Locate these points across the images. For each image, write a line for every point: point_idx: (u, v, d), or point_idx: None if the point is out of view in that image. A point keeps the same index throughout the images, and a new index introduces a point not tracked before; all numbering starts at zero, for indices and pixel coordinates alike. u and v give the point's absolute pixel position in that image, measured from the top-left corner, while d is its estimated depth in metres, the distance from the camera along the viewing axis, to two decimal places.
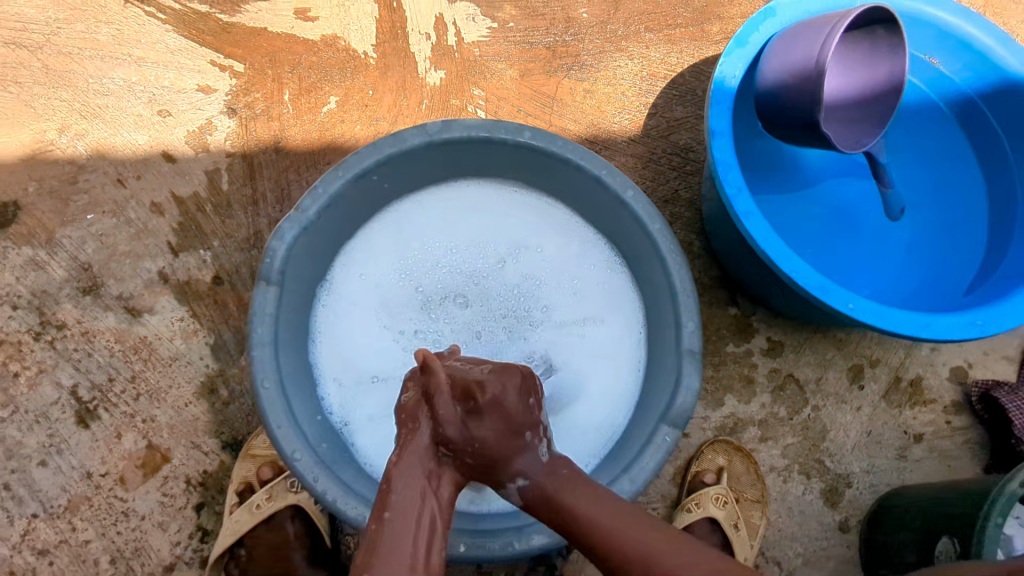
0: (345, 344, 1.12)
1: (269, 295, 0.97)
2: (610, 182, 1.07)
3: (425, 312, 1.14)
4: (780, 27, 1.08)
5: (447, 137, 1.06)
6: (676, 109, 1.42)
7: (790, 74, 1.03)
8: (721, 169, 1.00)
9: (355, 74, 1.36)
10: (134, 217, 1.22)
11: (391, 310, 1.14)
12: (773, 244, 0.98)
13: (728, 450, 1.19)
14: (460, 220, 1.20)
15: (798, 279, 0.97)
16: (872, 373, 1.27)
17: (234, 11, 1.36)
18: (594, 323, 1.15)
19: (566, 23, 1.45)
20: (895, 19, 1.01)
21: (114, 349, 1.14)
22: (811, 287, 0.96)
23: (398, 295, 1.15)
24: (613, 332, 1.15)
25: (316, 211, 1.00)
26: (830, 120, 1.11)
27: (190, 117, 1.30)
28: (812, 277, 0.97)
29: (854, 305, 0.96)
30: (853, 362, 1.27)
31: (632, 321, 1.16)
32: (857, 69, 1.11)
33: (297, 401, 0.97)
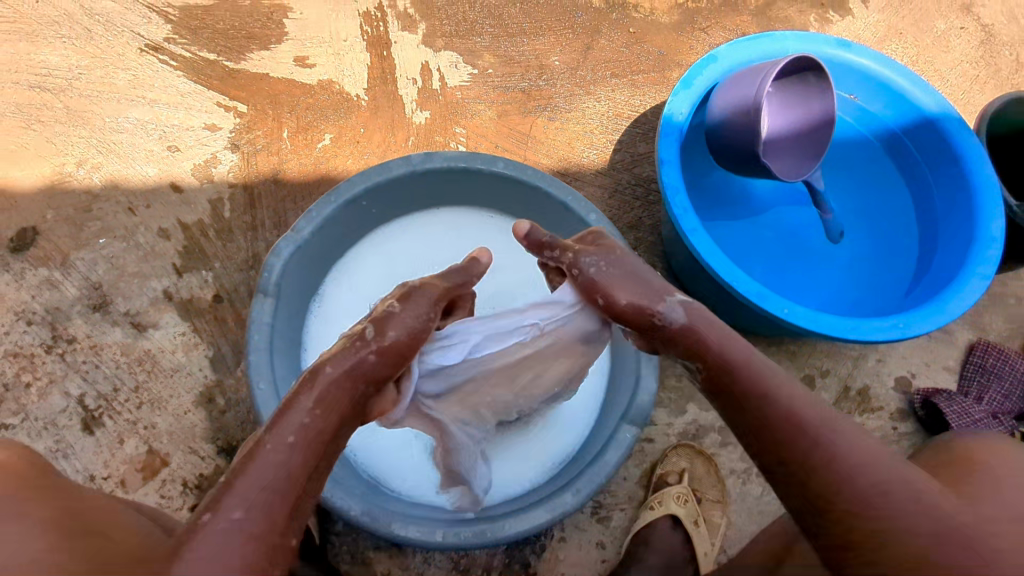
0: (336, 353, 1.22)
1: (266, 305, 1.07)
2: (575, 206, 1.20)
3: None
4: (721, 71, 1.22)
5: (430, 166, 1.19)
6: (639, 145, 1.57)
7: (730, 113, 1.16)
8: (669, 192, 1.14)
9: (348, 115, 1.50)
10: (142, 241, 1.33)
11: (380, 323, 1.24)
12: (717, 258, 1.11)
13: (691, 450, 1.28)
14: (444, 243, 1.32)
15: (739, 287, 1.09)
16: (822, 383, 1.37)
17: (239, 59, 1.51)
18: None
19: (540, 69, 1.60)
20: (821, 67, 1.15)
21: (120, 361, 1.24)
22: (751, 295, 1.08)
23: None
24: None
25: (310, 232, 1.12)
26: (773, 154, 1.24)
27: (197, 152, 1.43)
28: (751, 286, 1.09)
29: (789, 310, 1.07)
30: (806, 372, 1.38)
31: None
32: (795, 108, 1.24)
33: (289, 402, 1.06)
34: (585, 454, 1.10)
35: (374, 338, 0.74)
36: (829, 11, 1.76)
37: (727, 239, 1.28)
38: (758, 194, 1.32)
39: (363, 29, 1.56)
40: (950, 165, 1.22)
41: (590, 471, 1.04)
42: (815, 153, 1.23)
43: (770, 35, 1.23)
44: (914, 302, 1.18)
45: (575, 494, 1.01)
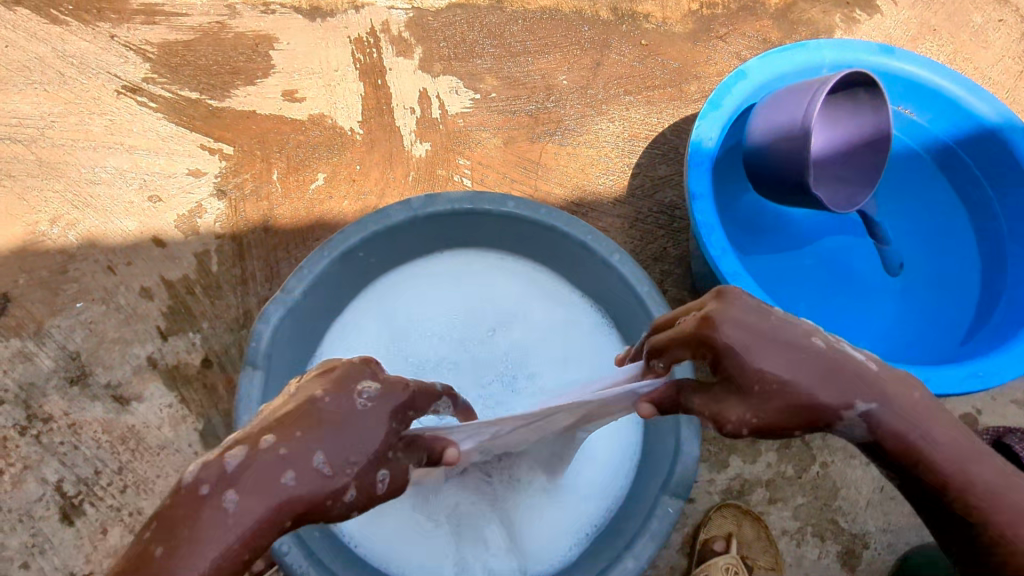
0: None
1: (255, 379, 0.96)
2: (596, 246, 1.08)
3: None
4: (752, 89, 1.10)
5: (431, 211, 1.08)
6: (659, 168, 1.44)
7: (772, 138, 1.04)
8: (703, 231, 1.01)
9: (342, 151, 1.39)
10: (123, 302, 1.22)
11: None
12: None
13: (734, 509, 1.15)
14: (449, 292, 1.20)
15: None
16: None
17: (223, 97, 1.40)
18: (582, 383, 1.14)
19: (547, 90, 1.48)
20: (875, 83, 1.02)
21: (101, 440, 1.12)
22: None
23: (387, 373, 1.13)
24: None
25: (302, 291, 1.01)
26: (820, 181, 1.11)
27: (180, 201, 1.32)
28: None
29: None
30: None
31: None
32: (843, 127, 1.11)
33: None
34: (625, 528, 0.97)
35: (355, 502, 0.54)
36: (856, 10, 1.62)
37: (766, 273, 1.15)
38: (798, 222, 1.19)
39: (356, 57, 1.45)
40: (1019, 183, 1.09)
41: (628, 555, 0.91)
42: (866, 178, 1.10)
43: (803, 45, 1.11)
44: (990, 340, 1.04)
45: None
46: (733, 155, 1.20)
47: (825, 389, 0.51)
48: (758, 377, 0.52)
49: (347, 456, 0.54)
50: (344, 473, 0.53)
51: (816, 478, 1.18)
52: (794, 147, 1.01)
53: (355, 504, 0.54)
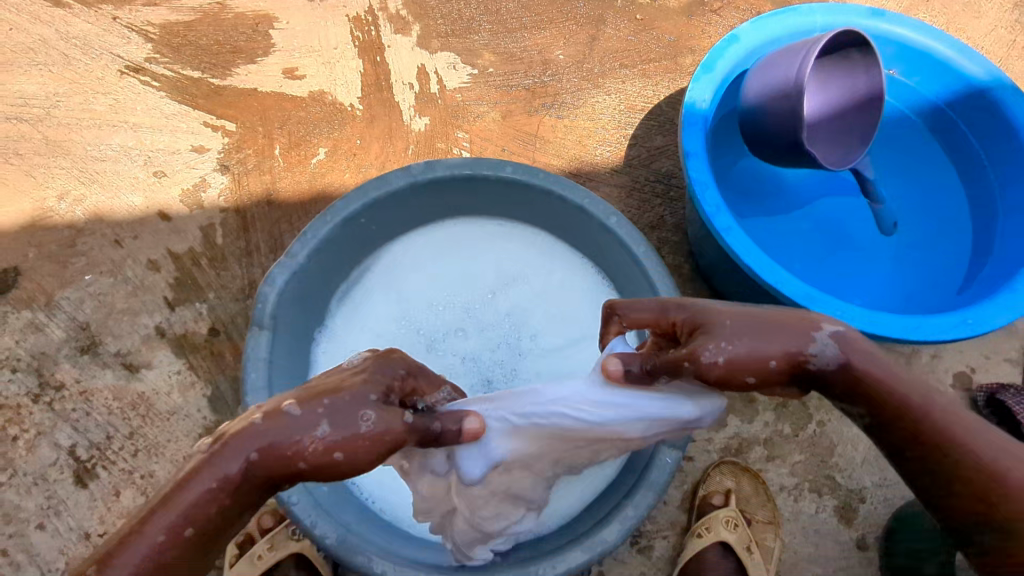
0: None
1: (262, 339, 0.99)
2: (593, 208, 1.10)
3: (424, 349, 1.15)
4: (746, 52, 1.12)
5: (431, 176, 1.10)
6: (655, 139, 1.46)
7: (766, 98, 1.06)
8: (698, 188, 1.03)
9: (342, 126, 1.41)
10: (131, 274, 1.25)
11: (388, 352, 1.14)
12: (756, 257, 1.00)
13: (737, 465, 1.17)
14: (450, 258, 1.22)
15: (783, 289, 0.98)
16: None
17: (225, 75, 1.43)
18: (583, 344, 1.16)
19: (544, 65, 1.50)
20: (867, 43, 1.04)
21: (112, 406, 1.15)
22: (796, 296, 0.97)
23: (394, 337, 1.16)
24: None
25: (306, 255, 1.03)
26: (815, 141, 1.14)
27: (184, 176, 1.34)
28: (797, 286, 0.98)
29: (843, 312, 0.96)
30: None
31: None
32: (839, 88, 1.13)
33: None
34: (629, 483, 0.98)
35: (326, 438, 0.63)
36: None
37: (761, 234, 1.18)
38: (793, 185, 1.22)
39: (355, 34, 1.47)
40: (1006, 140, 1.11)
41: (630, 503, 0.93)
42: (859, 139, 1.13)
43: (796, 8, 1.13)
44: (979, 293, 1.06)
45: (617, 530, 0.91)
46: (729, 120, 1.22)
47: (776, 329, 0.67)
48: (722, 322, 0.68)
49: (317, 401, 0.64)
50: (316, 415, 0.63)
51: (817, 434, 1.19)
52: (788, 107, 1.03)
53: (330, 446, 0.63)
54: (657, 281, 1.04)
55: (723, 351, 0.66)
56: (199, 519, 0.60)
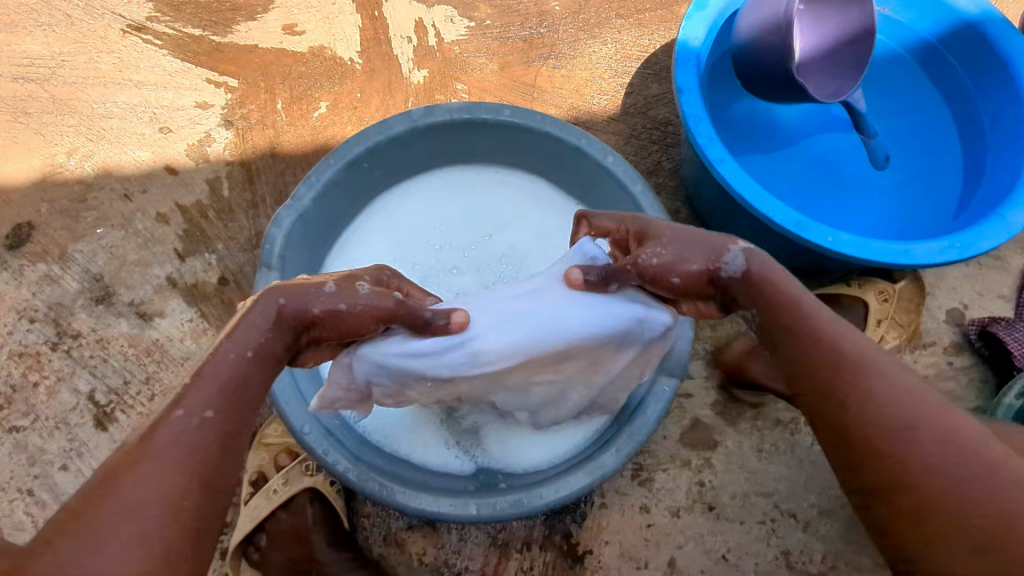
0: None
1: (271, 279, 1.01)
2: (589, 148, 1.12)
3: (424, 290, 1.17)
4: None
5: (431, 121, 1.13)
6: (651, 87, 1.45)
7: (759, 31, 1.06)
8: (691, 122, 1.04)
9: (343, 80, 1.42)
10: (141, 227, 1.27)
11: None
12: (748, 188, 1.01)
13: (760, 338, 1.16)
14: (450, 204, 1.25)
15: (776, 218, 0.99)
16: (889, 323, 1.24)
17: (226, 32, 1.44)
18: None
19: (540, 16, 1.50)
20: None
21: (128, 353, 1.18)
22: (790, 224, 0.99)
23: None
24: None
25: (311, 199, 1.06)
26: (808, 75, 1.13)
27: (189, 131, 1.36)
28: (789, 215, 1.00)
29: (834, 239, 0.98)
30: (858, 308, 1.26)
31: None
32: (832, 23, 1.14)
33: (310, 391, 1.00)
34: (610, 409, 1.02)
35: (336, 293, 0.78)
36: None
37: (756, 172, 1.19)
38: (788, 123, 1.23)
39: None
40: (994, 70, 1.11)
41: (629, 429, 0.97)
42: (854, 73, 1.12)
43: None
44: (966, 222, 1.08)
45: (616, 453, 0.95)
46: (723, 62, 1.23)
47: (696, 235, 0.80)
48: (660, 232, 0.82)
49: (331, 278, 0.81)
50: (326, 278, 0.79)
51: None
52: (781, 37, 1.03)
53: (337, 298, 0.78)
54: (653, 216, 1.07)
55: (654, 253, 0.79)
56: (259, 349, 0.73)
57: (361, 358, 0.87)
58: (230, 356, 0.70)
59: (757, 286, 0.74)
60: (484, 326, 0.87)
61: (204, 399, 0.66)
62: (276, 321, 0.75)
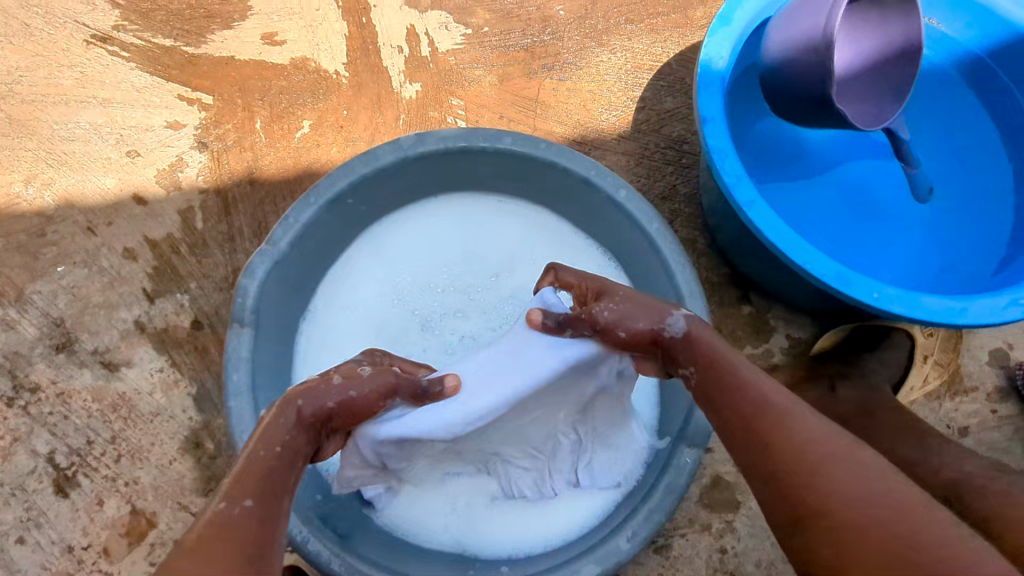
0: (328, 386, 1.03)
1: (244, 337, 0.90)
2: (600, 182, 0.99)
3: (416, 338, 1.06)
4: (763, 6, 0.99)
5: (422, 151, 1.00)
6: (665, 101, 1.31)
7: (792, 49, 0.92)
8: (717, 158, 0.90)
9: (328, 95, 1.29)
10: (106, 264, 1.16)
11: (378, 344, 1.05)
12: (782, 235, 0.88)
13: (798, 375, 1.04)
14: (446, 238, 1.12)
15: (813, 272, 0.86)
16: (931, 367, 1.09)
17: (200, 43, 1.31)
18: None
19: (544, 22, 1.36)
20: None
21: (91, 409, 1.07)
22: (829, 279, 0.86)
23: (384, 326, 1.06)
24: None
25: (288, 243, 0.94)
26: (846, 100, 1.00)
27: (160, 155, 1.24)
28: (830, 266, 0.87)
29: (881, 295, 0.85)
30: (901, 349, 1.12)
31: None
32: (872, 38, 1.00)
33: None
34: (616, 459, 0.97)
35: (342, 381, 0.76)
36: None
37: (785, 205, 1.07)
38: (821, 149, 1.10)
39: None
40: None
41: (647, 506, 0.86)
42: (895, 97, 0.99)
43: None
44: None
45: (630, 538, 0.83)
46: (747, 78, 1.09)
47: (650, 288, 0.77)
48: (617, 288, 0.79)
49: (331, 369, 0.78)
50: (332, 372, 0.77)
51: (875, 371, 1.04)
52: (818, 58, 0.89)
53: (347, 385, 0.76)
54: (672, 263, 0.95)
55: (604, 308, 0.77)
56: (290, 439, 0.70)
57: (358, 441, 0.85)
58: (261, 452, 0.67)
59: (697, 345, 0.71)
60: (471, 387, 0.85)
61: (243, 488, 0.62)
62: (296, 420, 0.71)
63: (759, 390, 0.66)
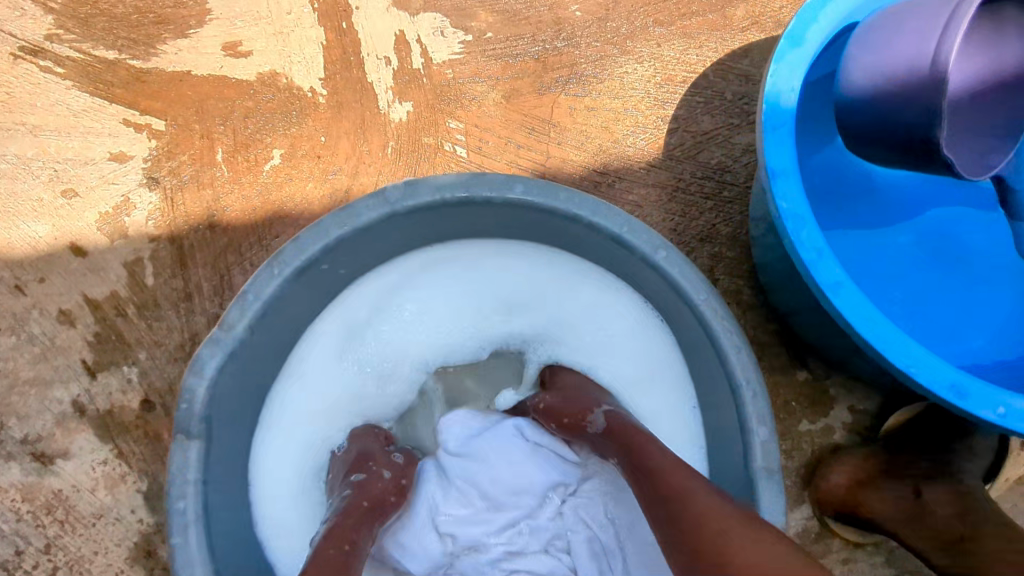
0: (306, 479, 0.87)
1: (191, 452, 0.72)
2: (635, 241, 0.79)
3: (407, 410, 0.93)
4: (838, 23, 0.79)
5: (413, 204, 0.79)
6: (701, 120, 1.11)
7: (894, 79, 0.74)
8: (790, 224, 0.73)
9: (302, 118, 1.09)
10: (38, 331, 0.97)
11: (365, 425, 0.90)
12: (879, 329, 0.70)
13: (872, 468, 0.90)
14: (441, 294, 0.93)
15: (919, 378, 0.70)
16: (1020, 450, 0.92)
17: (148, 55, 1.09)
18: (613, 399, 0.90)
19: (557, 25, 1.14)
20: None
21: (21, 511, 0.91)
22: (938, 389, 0.70)
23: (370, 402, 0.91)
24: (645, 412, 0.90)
25: (247, 326, 0.75)
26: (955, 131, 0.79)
27: (102, 194, 1.04)
28: (943, 373, 0.70)
29: (1004, 410, 0.70)
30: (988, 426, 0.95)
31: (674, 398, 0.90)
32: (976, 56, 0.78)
33: None
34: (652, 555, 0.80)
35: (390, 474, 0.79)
36: None
37: (850, 255, 0.97)
38: (895, 189, 0.99)
39: None
40: None
41: None
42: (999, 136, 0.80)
43: None
44: None
45: None
46: (817, 103, 0.93)
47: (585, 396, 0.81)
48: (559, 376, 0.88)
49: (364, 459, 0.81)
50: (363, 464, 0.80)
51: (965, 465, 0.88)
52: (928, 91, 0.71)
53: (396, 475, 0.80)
54: (724, 344, 0.76)
55: (542, 398, 0.85)
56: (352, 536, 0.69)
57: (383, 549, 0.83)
58: (330, 550, 0.66)
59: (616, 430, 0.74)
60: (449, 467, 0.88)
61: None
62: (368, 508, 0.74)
63: (659, 468, 0.67)
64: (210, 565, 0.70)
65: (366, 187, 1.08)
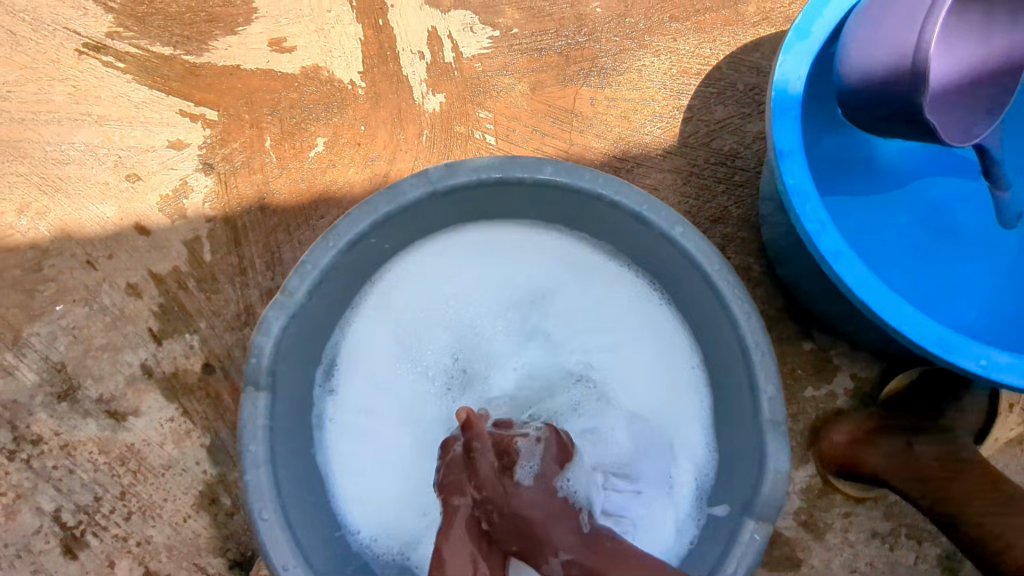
0: (352, 452, 0.95)
1: (259, 402, 0.82)
2: (654, 217, 0.87)
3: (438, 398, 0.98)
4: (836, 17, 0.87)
5: (453, 184, 0.88)
6: (715, 110, 1.19)
7: (894, 64, 0.81)
8: (795, 198, 0.81)
9: (343, 109, 1.18)
10: (108, 302, 1.07)
11: (400, 404, 0.97)
12: (876, 293, 0.79)
13: (871, 429, 0.98)
14: (469, 270, 1.01)
15: (911, 335, 0.78)
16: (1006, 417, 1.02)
17: (201, 50, 1.18)
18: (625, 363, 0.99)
19: (578, 21, 1.22)
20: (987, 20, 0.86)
21: (98, 461, 1.02)
22: (929, 345, 0.78)
23: (402, 383, 0.98)
24: (656, 376, 0.99)
25: (306, 291, 0.84)
26: (950, 112, 0.87)
27: (163, 178, 1.14)
28: (931, 330, 0.78)
29: (988, 363, 0.78)
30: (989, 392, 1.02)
31: (682, 361, 0.99)
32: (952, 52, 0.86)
33: (310, 540, 0.83)
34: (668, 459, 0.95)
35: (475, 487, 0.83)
36: None
37: (853, 230, 1.06)
38: (893, 168, 1.08)
39: None
40: None
41: None
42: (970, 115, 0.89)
43: None
44: None
45: None
46: (823, 91, 1.01)
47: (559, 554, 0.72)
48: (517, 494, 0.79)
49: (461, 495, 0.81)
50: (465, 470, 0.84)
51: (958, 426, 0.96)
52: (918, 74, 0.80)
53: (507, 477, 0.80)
54: (735, 311, 0.85)
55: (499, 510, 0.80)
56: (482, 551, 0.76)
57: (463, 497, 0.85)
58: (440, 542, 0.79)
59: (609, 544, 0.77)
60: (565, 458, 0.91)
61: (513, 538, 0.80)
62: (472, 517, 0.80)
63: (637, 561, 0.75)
64: (277, 500, 0.80)
65: (403, 171, 1.17)
